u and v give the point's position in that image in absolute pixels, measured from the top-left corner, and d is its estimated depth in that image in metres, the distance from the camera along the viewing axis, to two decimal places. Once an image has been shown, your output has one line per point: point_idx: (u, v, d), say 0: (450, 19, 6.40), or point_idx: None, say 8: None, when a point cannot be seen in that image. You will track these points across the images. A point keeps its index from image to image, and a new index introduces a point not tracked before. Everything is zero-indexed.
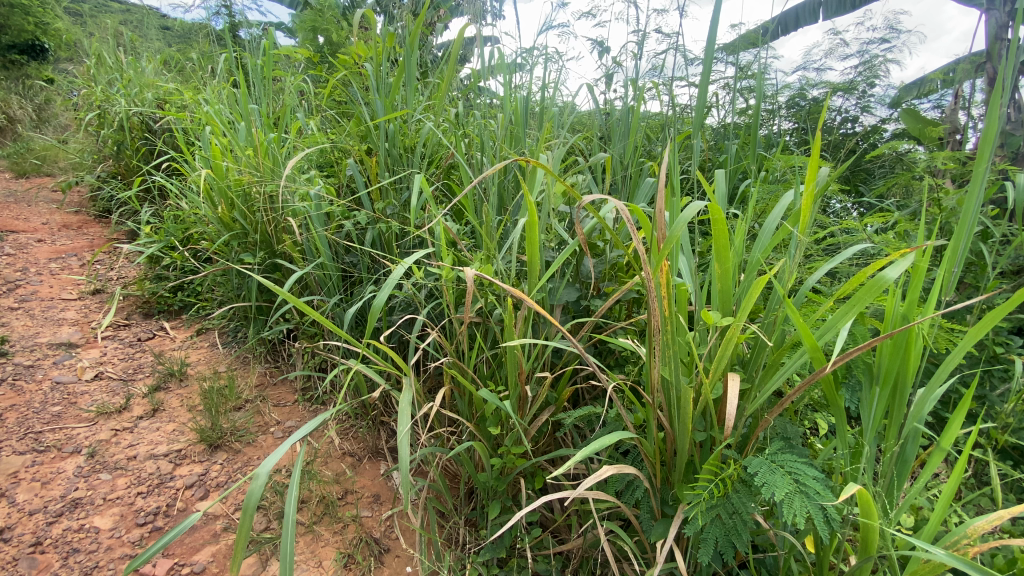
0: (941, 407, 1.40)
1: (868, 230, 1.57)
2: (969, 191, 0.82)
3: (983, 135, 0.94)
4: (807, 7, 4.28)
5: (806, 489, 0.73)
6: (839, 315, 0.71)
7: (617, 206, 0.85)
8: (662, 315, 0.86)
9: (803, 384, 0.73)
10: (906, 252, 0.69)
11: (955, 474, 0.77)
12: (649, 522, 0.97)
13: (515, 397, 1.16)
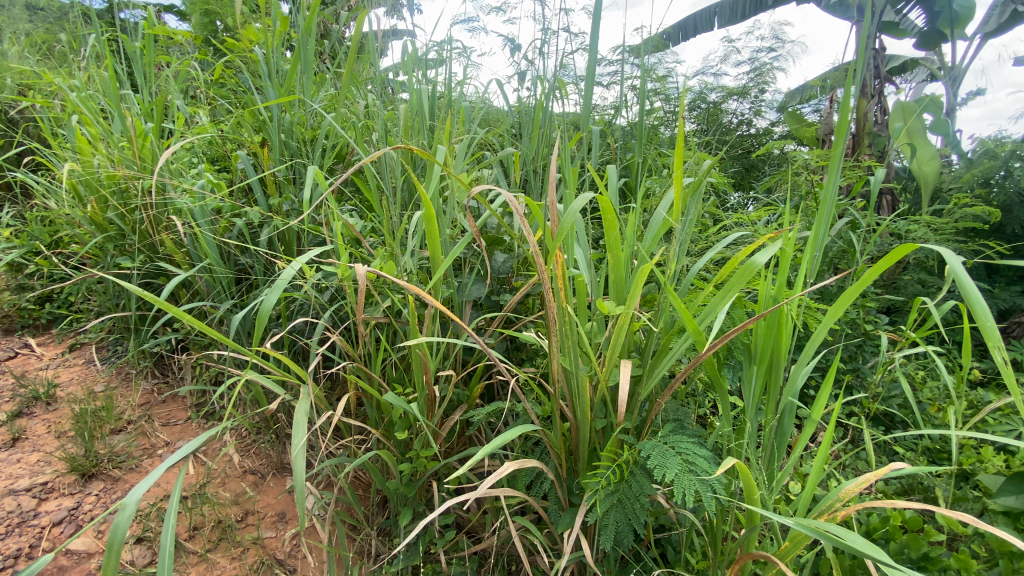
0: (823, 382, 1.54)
1: (758, 221, 1.69)
2: (829, 180, 0.89)
3: (840, 128, 1.02)
4: (703, 16, 4.57)
5: (695, 467, 0.75)
6: (719, 300, 0.75)
7: (507, 196, 0.82)
8: (558, 306, 0.86)
9: (689, 367, 0.76)
10: (773, 237, 0.74)
11: (828, 443, 0.83)
12: (557, 512, 0.97)
13: (422, 399, 1.10)
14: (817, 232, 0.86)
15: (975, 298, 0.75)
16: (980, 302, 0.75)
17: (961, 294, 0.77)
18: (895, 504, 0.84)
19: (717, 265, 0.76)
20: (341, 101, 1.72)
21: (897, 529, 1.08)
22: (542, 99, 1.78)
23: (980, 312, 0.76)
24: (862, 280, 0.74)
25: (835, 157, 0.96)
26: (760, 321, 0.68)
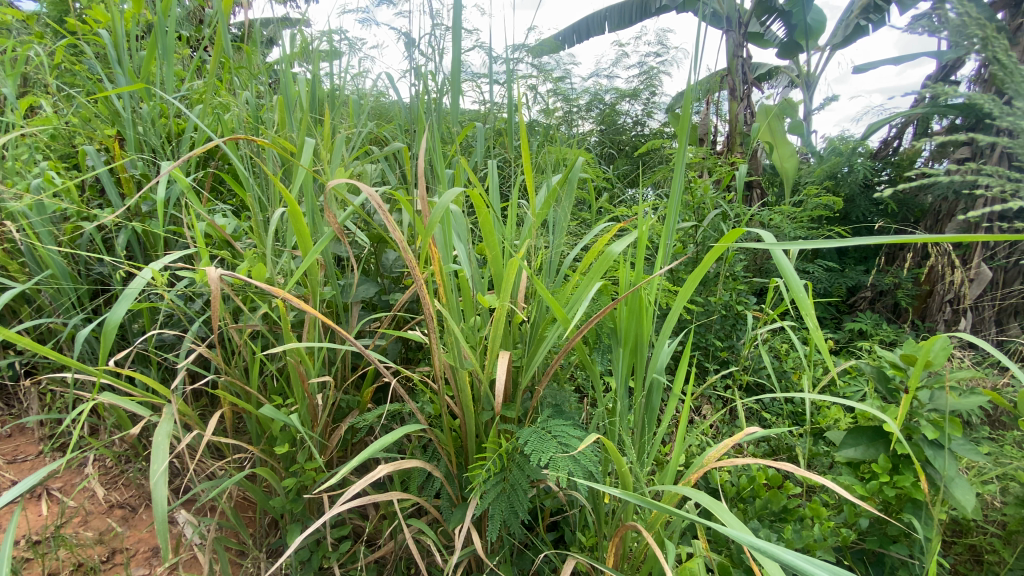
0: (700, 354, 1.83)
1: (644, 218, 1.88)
2: (675, 173, 0.98)
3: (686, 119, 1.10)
4: (595, 21, 4.77)
5: (572, 451, 0.78)
6: (584, 288, 0.79)
7: (371, 192, 0.79)
8: (437, 302, 0.84)
9: (562, 353, 0.80)
10: (629, 227, 0.79)
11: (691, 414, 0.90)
12: (449, 509, 0.95)
13: (303, 410, 1.04)
14: (671, 220, 0.93)
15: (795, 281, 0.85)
16: (797, 282, 0.85)
17: (782, 275, 0.86)
18: (755, 463, 0.90)
19: (581, 254, 0.80)
20: (208, 92, 1.58)
21: (763, 488, 1.20)
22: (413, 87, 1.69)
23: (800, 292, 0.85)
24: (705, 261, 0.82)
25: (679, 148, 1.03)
26: (616, 306, 0.72)
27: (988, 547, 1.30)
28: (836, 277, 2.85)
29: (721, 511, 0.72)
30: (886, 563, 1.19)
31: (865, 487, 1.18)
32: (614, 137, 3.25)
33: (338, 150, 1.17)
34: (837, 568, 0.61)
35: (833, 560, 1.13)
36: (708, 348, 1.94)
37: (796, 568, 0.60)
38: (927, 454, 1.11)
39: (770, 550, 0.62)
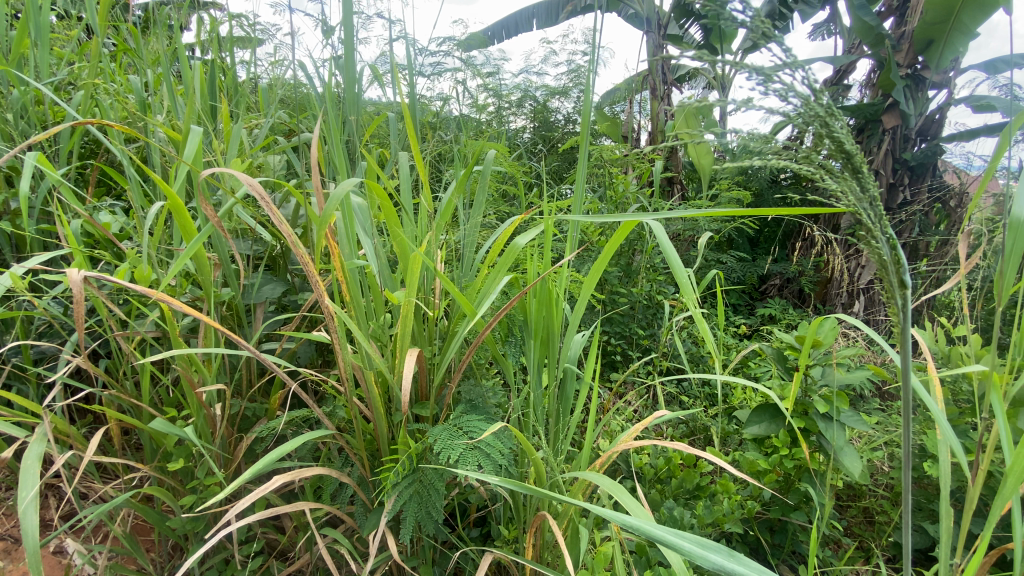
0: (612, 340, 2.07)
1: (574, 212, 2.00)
2: (580, 170, 1.02)
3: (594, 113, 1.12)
4: (523, 16, 4.78)
5: (482, 446, 0.75)
6: (491, 282, 0.78)
7: (256, 184, 0.73)
8: (340, 300, 0.80)
9: (472, 348, 0.78)
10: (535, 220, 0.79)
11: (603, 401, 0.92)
12: (363, 516, 0.90)
13: (200, 422, 0.97)
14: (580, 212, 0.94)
15: (683, 269, 0.89)
16: (683, 270, 0.90)
17: (670, 264, 0.90)
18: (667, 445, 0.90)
19: (487, 246, 0.78)
20: (91, 76, 1.42)
21: (677, 467, 1.26)
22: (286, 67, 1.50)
23: (682, 278, 0.90)
24: (608, 250, 0.82)
25: (587, 140, 1.05)
26: (522, 298, 0.72)
27: (878, 509, 1.42)
28: (749, 267, 3.04)
29: (619, 493, 0.70)
30: (789, 530, 1.28)
31: (769, 461, 1.26)
32: (543, 133, 3.28)
33: (235, 141, 1.09)
34: (706, 541, 0.58)
35: (741, 531, 1.21)
36: (631, 337, 2.08)
37: (665, 544, 0.57)
38: (820, 427, 1.20)
39: (642, 528, 0.59)
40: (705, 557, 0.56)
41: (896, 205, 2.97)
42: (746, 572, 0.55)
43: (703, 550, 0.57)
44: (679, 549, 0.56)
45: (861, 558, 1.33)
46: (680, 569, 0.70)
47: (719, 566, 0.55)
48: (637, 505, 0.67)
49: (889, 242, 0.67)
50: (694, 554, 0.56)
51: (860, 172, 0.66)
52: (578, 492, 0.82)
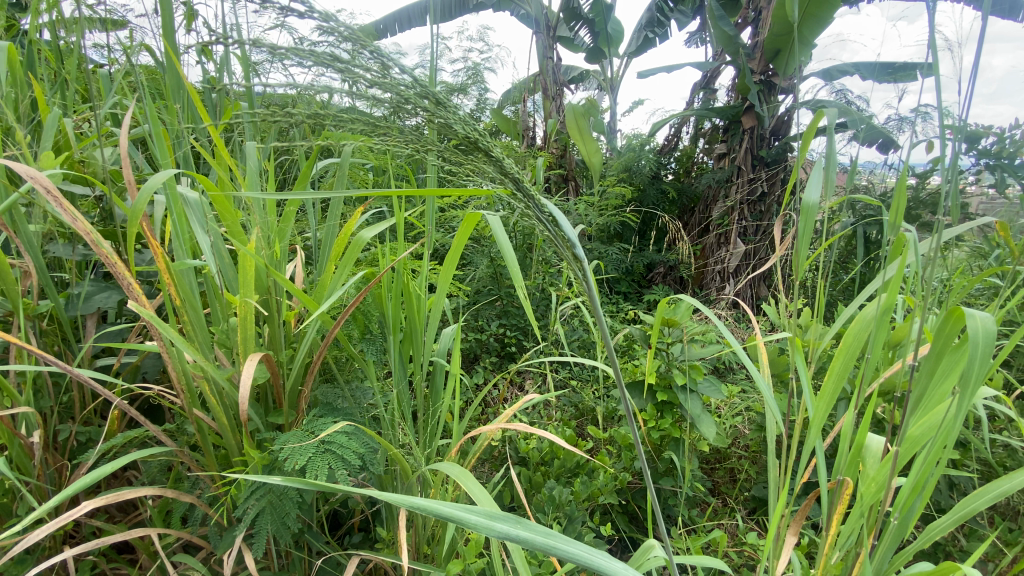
0: (508, 331, 2.17)
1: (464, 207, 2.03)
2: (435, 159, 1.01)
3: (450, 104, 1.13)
4: (416, 10, 4.66)
5: (333, 446, 0.71)
6: (338, 278, 0.75)
7: (44, 183, 0.65)
8: (169, 307, 0.74)
9: (322, 349, 0.74)
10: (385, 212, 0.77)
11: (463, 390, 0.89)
12: (218, 536, 0.84)
13: (13, 452, 0.85)
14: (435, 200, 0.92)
15: (514, 252, 0.85)
16: (514, 254, 0.86)
17: (501, 247, 0.86)
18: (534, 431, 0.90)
19: (331, 241, 0.75)
20: None
21: (557, 449, 1.32)
22: (127, 56, 1.36)
23: (511, 259, 0.87)
24: (459, 242, 0.80)
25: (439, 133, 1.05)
26: (365, 295, 0.69)
27: (739, 468, 1.58)
28: (636, 257, 3.27)
29: (467, 478, 0.68)
30: (661, 495, 1.40)
31: (639, 432, 1.37)
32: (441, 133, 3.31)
33: (46, 132, 0.96)
34: (495, 510, 0.52)
35: (616, 501, 1.29)
36: (527, 328, 2.17)
37: (450, 519, 0.50)
38: (679, 397, 1.32)
39: (429, 507, 0.50)
40: (490, 527, 0.50)
41: (756, 195, 3.29)
42: (531, 537, 0.50)
43: (490, 521, 0.51)
44: (462, 524, 0.50)
45: (724, 512, 1.47)
46: (521, 567, 0.73)
47: (505, 536, 0.49)
48: (484, 491, 0.65)
49: (545, 216, 0.71)
50: (479, 527, 0.50)
51: (494, 161, 0.67)
52: (438, 485, 0.80)
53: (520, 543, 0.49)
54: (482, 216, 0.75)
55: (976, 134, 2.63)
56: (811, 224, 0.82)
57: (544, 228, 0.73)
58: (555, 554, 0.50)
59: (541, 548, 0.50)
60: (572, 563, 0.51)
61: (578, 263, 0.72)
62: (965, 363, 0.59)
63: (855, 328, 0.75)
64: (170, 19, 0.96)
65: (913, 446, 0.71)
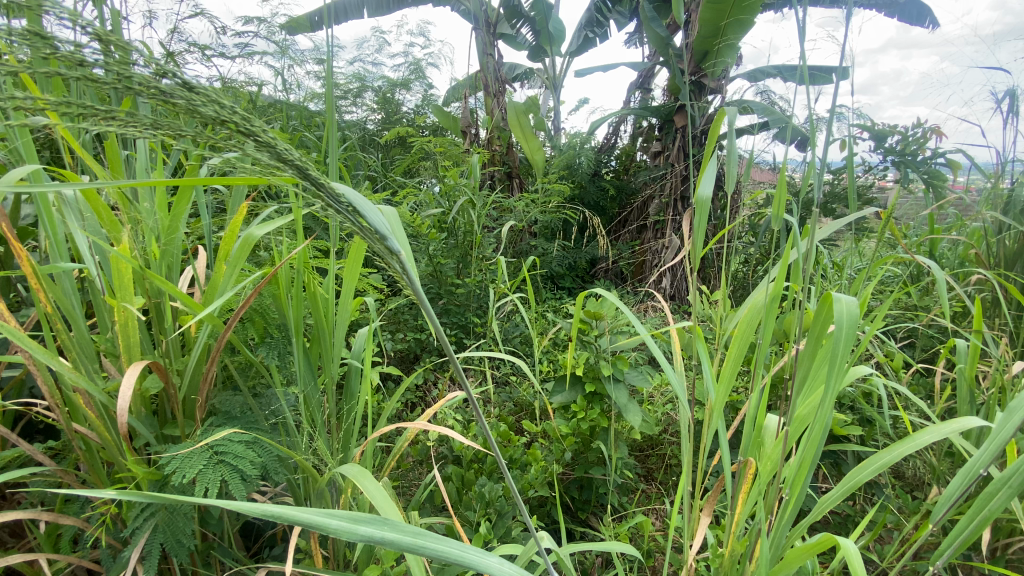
0: (448, 330, 2.15)
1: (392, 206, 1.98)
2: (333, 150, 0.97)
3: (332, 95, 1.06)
4: (352, 2, 4.50)
5: (227, 456, 0.68)
6: (227, 279, 0.71)
7: None
8: (40, 314, 0.68)
9: (213, 355, 0.70)
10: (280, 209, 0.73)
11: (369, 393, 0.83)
12: (110, 558, 0.78)
13: None
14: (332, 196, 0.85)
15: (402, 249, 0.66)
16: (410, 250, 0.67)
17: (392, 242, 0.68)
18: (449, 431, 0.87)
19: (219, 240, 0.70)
20: None
21: (490, 447, 1.32)
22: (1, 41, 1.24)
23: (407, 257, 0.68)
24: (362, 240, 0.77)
25: (337, 125, 1.03)
26: (253, 298, 0.65)
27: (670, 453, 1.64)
28: (577, 253, 3.33)
29: (365, 478, 0.66)
30: (593, 484, 1.43)
31: (569, 425, 1.39)
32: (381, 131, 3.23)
33: None
34: (360, 512, 0.48)
35: (547, 493, 1.31)
36: (468, 326, 2.16)
37: (310, 527, 0.46)
38: (607, 388, 1.35)
39: (286, 515, 0.45)
40: (353, 531, 0.47)
41: (688, 192, 3.36)
42: (398, 538, 0.47)
43: (354, 525, 0.47)
44: (323, 530, 0.46)
45: (654, 498, 1.52)
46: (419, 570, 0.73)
47: (367, 539, 0.46)
48: (381, 492, 0.63)
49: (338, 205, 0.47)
50: (340, 531, 0.46)
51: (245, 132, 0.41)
52: (348, 489, 0.77)
53: (383, 545, 0.46)
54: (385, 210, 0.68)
55: (882, 133, 2.84)
56: (705, 218, 0.83)
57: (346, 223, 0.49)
58: (421, 554, 0.48)
59: (407, 550, 0.47)
60: (444, 561, 0.49)
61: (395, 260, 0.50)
62: (835, 345, 0.65)
63: (748, 318, 0.78)
64: (39, 4, 0.88)
65: (801, 426, 0.75)
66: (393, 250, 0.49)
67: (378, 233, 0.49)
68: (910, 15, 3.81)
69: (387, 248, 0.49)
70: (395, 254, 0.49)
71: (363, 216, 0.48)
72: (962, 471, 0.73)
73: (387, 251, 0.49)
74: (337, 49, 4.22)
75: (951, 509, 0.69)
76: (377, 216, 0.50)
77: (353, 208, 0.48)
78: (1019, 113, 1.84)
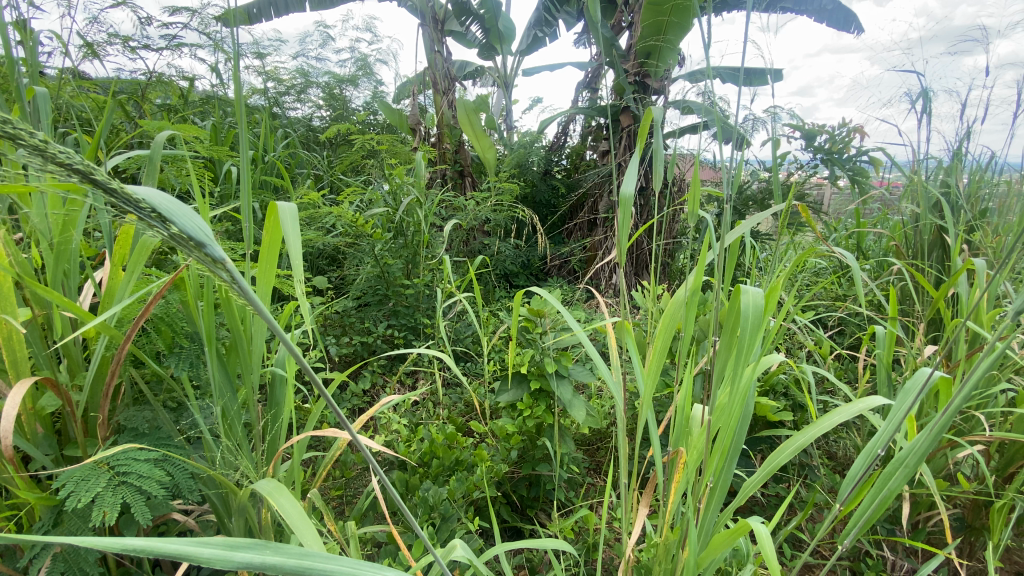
0: (396, 332, 2.10)
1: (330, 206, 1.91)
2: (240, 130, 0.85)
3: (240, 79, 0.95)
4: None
5: (130, 475, 0.65)
6: (127, 286, 0.66)
7: None
8: None
9: (112, 367, 0.65)
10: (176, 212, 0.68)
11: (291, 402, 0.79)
12: None
13: None
14: (242, 194, 0.77)
15: (290, 243, 0.67)
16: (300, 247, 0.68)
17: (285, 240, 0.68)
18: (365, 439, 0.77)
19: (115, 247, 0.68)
20: None
21: (435, 450, 1.30)
22: None
23: (298, 255, 0.69)
24: (271, 241, 0.73)
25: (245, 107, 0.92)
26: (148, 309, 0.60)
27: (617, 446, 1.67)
28: (531, 252, 3.36)
29: (280, 495, 0.63)
30: (540, 481, 1.43)
31: (516, 423, 1.39)
32: (326, 128, 3.13)
33: None
34: (237, 537, 0.41)
35: (494, 493, 1.30)
36: (417, 327, 2.12)
37: (176, 557, 0.38)
38: (552, 385, 1.36)
39: (151, 546, 0.36)
40: (228, 558, 0.39)
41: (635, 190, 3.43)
42: (280, 563, 0.40)
43: (229, 551, 0.40)
44: (193, 560, 0.38)
45: (601, 490, 1.55)
46: None
47: (247, 565, 0.39)
48: (296, 508, 0.61)
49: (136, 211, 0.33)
50: (213, 560, 0.38)
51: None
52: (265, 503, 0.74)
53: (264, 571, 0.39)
54: (284, 209, 0.68)
55: (811, 132, 2.99)
56: (629, 216, 0.84)
57: (153, 234, 0.35)
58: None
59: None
60: None
61: (223, 268, 0.36)
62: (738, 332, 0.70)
63: (670, 311, 0.80)
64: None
65: (722, 413, 0.78)
66: (216, 257, 0.36)
67: (196, 241, 0.36)
68: (838, 21, 4.02)
69: (205, 255, 0.36)
70: (217, 259, 0.36)
71: (174, 222, 0.35)
72: (867, 452, 0.78)
73: (204, 258, 0.35)
74: (279, 44, 4.05)
75: (854, 487, 0.73)
76: (196, 218, 0.37)
77: (162, 215, 0.35)
78: (930, 114, 1.97)
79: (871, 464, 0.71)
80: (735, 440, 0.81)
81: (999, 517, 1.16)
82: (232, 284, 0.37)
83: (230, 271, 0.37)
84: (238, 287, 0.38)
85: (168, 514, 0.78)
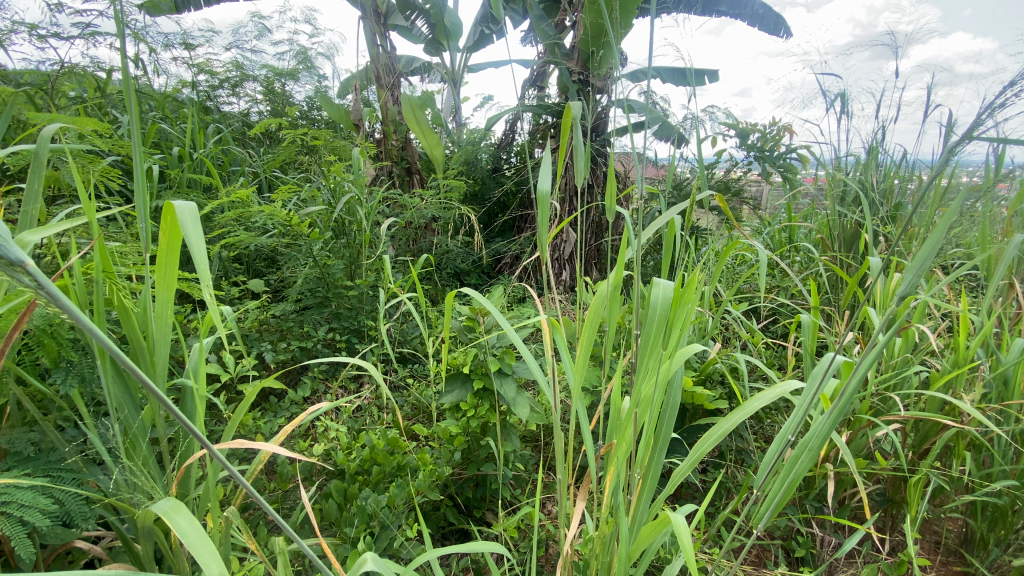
0: (338, 336, 2.02)
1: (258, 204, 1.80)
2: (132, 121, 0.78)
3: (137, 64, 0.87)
4: None
5: (10, 505, 0.59)
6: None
7: None
8: None
9: None
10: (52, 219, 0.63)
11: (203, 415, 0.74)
12: None
13: None
14: (136, 193, 0.71)
15: (192, 247, 0.63)
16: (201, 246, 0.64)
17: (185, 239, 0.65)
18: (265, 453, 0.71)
19: None
20: None
21: (375, 456, 1.26)
22: None
23: (201, 258, 0.65)
24: (168, 243, 0.67)
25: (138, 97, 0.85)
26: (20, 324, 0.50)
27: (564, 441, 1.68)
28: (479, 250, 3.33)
29: (178, 514, 0.58)
30: (487, 481, 1.42)
31: (459, 423, 1.37)
32: (261, 123, 2.97)
33: None
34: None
35: (438, 496, 1.27)
36: (361, 330, 2.06)
37: None
38: (494, 384, 1.34)
39: None
40: None
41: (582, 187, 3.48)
42: None
43: None
44: None
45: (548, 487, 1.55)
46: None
47: None
48: (195, 528, 0.57)
49: None
50: None
51: None
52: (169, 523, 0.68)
53: None
54: (180, 209, 0.64)
55: (744, 130, 3.11)
56: (547, 213, 0.85)
57: None
58: None
59: None
60: None
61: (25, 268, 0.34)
62: (648, 322, 0.79)
63: (595, 308, 0.80)
64: None
65: (647, 406, 0.80)
66: (12, 260, 0.34)
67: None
68: (769, 25, 4.22)
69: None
70: (15, 261, 0.33)
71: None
72: (782, 437, 0.82)
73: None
74: (211, 34, 3.84)
75: (768, 471, 0.77)
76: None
77: None
78: (848, 114, 2.10)
79: (782, 448, 0.75)
80: (662, 431, 0.82)
81: (915, 490, 1.24)
82: (37, 288, 0.36)
83: (30, 275, 0.35)
84: (44, 292, 0.37)
85: (68, 543, 0.72)
